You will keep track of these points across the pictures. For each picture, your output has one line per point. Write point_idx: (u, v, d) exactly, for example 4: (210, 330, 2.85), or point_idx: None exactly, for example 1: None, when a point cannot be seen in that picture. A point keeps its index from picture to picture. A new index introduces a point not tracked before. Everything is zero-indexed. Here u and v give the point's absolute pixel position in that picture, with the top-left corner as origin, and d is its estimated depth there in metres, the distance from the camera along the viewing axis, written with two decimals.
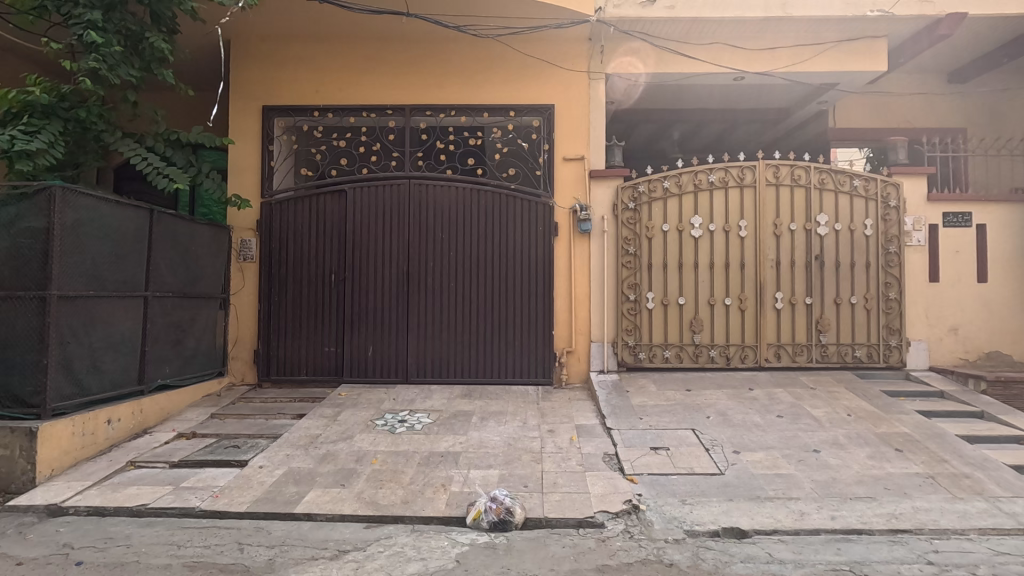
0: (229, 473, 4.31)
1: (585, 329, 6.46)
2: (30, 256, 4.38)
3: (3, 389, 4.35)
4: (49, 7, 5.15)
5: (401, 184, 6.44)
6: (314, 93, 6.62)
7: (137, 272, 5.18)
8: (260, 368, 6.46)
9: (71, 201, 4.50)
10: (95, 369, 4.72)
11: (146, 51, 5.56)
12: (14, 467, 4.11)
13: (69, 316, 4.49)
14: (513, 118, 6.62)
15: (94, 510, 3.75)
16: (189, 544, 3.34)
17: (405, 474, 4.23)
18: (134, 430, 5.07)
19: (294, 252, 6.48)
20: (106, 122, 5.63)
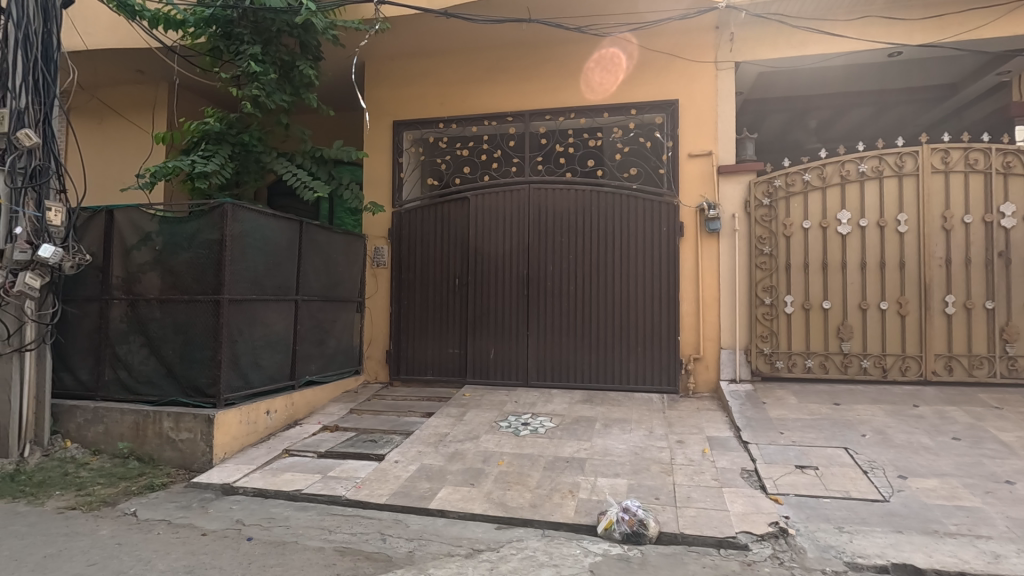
0: (368, 466, 4.60)
1: (714, 335, 6.07)
2: (207, 263, 5.02)
3: (186, 379, 5.01)
4: (221, 47, 5.91)
5: (520, 189, 6.52)
6: (439, 105, 6.93)
7: (289, 278, 5.74)
8: (390, 367, 6.85)
9: (238, 215, 5.09)
10: (256, 365, 5.29)
11: (296, 78, 6.17)
12: (196, 448, 4.73)
13: (237, 317, 5.08)
14: (634, 116, 6.44)
15: (258, 491, 4.18)
16: (338, 530, 3.59)
17: (531, 477, 4.24)
18: (287, 420, 5.61)
19: (421, 257, 6.82)
20: (263, 145, 6.33)
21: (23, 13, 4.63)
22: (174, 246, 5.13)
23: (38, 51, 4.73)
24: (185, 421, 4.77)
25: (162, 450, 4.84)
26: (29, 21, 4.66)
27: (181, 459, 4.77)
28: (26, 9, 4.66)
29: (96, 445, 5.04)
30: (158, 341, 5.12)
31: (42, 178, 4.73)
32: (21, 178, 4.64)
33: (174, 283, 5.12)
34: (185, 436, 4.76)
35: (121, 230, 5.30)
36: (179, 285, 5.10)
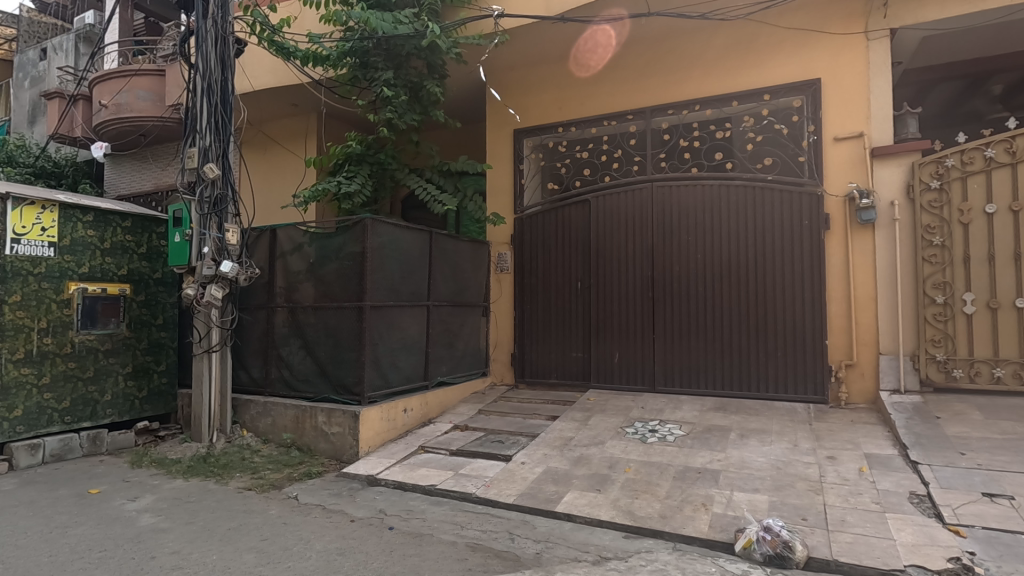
0: (497, 465, 4.74)
1: (871, 338, 5.41)
2: (351, 273, 5.53)
3: (335, 379, 5.56)
4: (359, 76, 6.48)
5: (643, 188, 6.33)
6: (557, 110, 6.99)
7: (421, 284, 6.13)
8: (516, 369, 7.01)
9: (376, 228, 5.55)
10: (394, 366, 5.73)
11: (425, 97, 6.60)
12: (345, 441, 5.22)
13: (377, 322, 5.53)
14: (768, 101, 5.97)
15: (398, 484, 4.51)
16: (469, 526, 3.75)
17: (661, 486, 4.07)
18: (422, 418, 5.98)
19: (544, 261, 6.90)
20: (397, 162, 6.85)
21: (206, 65, 5.46)
22: (324, 258, 5.73)
23: (218, 96, 5.55)
24: (336, 416, 5.30)
25: (317, 441, 5.41)
26: (210, 71, 5.49)
27: (333, 451, 5.29)
28: (209, 62, 5.50)
29: (266, 434, 5.77)
30: (312, 343, 5.74)
31: (222, 205, 5.54)
32: (207, 205, 5.49)
33: (324, 292, 5.71)
34: (336, 429, 5.28)
35: (282, 246, 6.04)
36: (328, 294, 5.68)
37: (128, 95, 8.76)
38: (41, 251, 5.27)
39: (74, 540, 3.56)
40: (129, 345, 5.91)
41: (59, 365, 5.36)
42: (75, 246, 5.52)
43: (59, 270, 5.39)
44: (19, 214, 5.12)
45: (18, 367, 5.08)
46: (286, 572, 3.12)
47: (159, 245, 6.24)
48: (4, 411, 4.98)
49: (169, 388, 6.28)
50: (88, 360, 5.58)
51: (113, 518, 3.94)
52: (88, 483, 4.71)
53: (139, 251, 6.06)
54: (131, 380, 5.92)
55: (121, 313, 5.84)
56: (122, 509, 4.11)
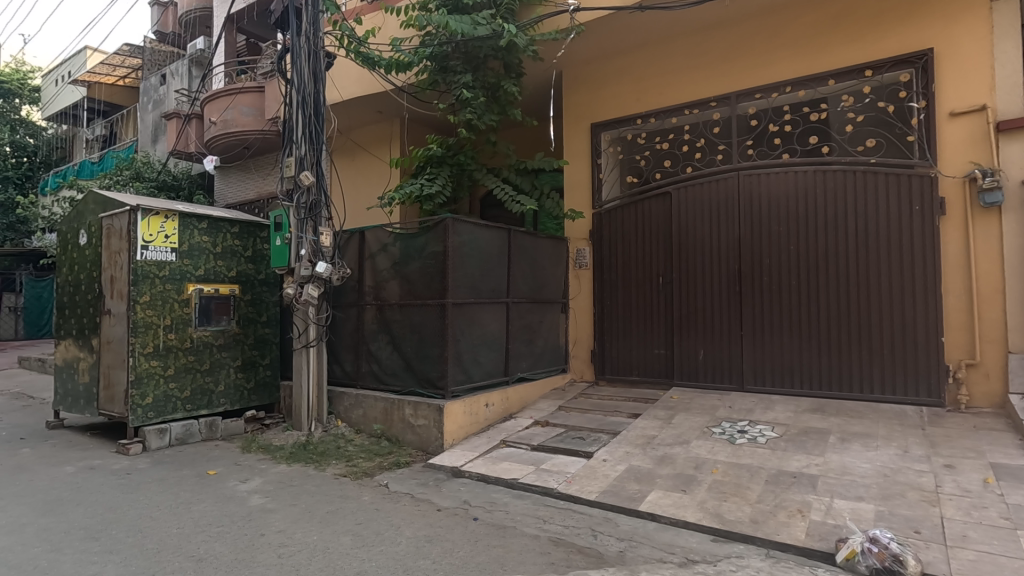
0: (578, 462, 4.74)
1: (997, 335, 4.85)
2: (434, 272, 5.72)
3: (420, 373, 5.78)
4: (438, 79, 6.68)
5: (729, 178, 6.05)
6: (636, 102, 6.84)
7: (501, 282, 6.24)
8: (596, 366, 6.94)
9: (457, 227, 5.72)
10: (476, 361, 5.88)
11: (503, 97, 6.70)
12: (431, 434, 5.42)
13: (459, 318, 5.70)
14: (869, 78, 5.50)
15: (481, 476, 4.63)
16: (552, 521, 3.77)
17: (752, 490, 3.89)
18: (504, 413, 6.09)
19: (624, 256, 6.77)
20: (476, 162, 6.99)
21: (301, 80, 5.86)
22: (408, 257, 5.97)
23: (311, 108, 5.93)
24: (422, 409, 5.51)
25: (405, 433, 5.65)
26: (304, 85, 5.88)
27: (419, 443, 5.51)
28: (303, 76, 5.90)
29: (358, 425, 6.11)
30: (399, 339, 6.01)
31: (317, 210, 5.93)
32: (303, 211, 5.90)
33: (409, 290, 5.96)
34: (422, 422, 5.49)
35: (370, 246, 6.36)
36: (413, 292, 5.92)
37: (233, 112, 9.58)
38: (165, 256, 5.90)
39: (197, 515, 3.97)
40: (238, 340, 6.47)
41: (181, 358, 5.97)
42: (192, 251, 6.12)
43: (179, 273, 6.01)
44: (147, 223, 5.76)
45: (148, 360, 5.72)
46: (379, 555, 3.31)
47: (263, 249, 6.77)
48: (138, 398, 5.64)
49: (273, 379, 6.81)
50: (205, 354, 6.18)
51: (228, 497, 4.36)
52: (207, 464, 5.22)
53: (246, 254, 6.61)
54: (240, 372, 6.48)
55: (232, 311, 6.41)
56: (235, 489, 4.53)
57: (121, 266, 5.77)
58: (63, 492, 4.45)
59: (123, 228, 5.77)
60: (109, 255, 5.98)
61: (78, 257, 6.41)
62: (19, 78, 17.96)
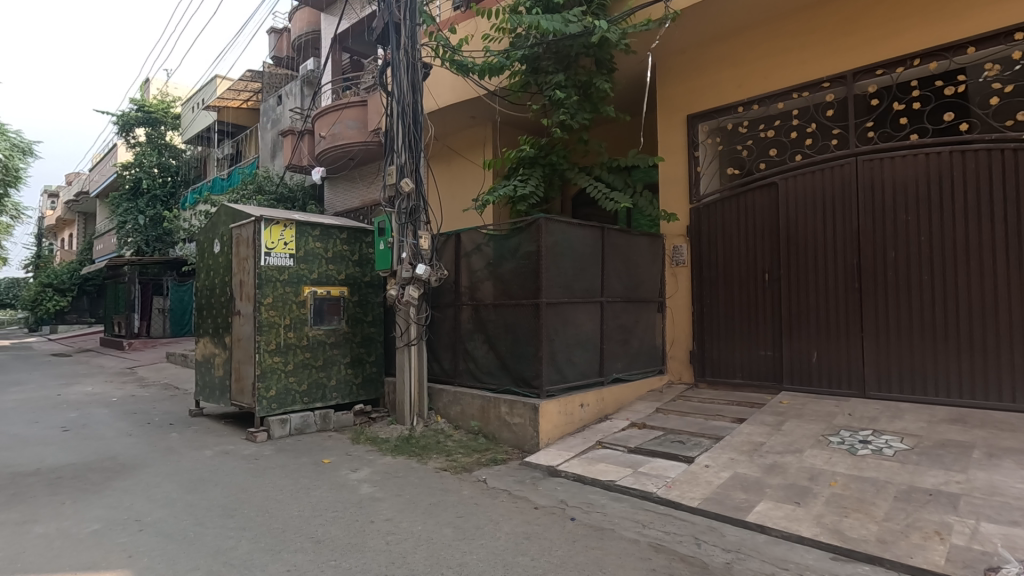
0: (679, 467, 4.57)
1: None
2: (527, 272, 5.78)
3: (516, 372, 5.86)
4: (530, 81, 6.73)
5: (845, 165, 5.56)
6: (736, 89, 6.48)
7: (594, 281, 6.19)
8: (696, 367, 6.66)
9: (550, 227, 5.74)
10: (570, 361, 5.86)
11: (595, 94, 6.63)
12: (526, 432, 5.47)
13: (553, 319, 5.72)
14: (1019, 41, 4.82)
15: (577, 477, 4.61)
16: (652, 526, 3.67)
17: (878, 506, 3.53)
18: (599, 414, 6.01)
19: (725, 252, 6.43)
20: (567, 162, 6.97)
21: (400, 91, 6.17)
22: (502, 258, 6.08)
23: (410, 118, 6.22)
24: (517, 408, 5.58)
25: (501, 430, 5.75)
26: (404, 95, 6.18)
27: (515, 441, 5.58)
28: (402, 87, 6.20)
29: (456, 421, 6.31)
30: (494, 338, 6.14)
31: (416, 215, 6.22)
32: (404, 215, 6.22)
33: (504, 290, 6.06)
34: (518, 420, 5.56)
35: (466, 248, 6.55)
36: (507, 292, 6.02)
37: (340, 126, 10.29)
38: (284, 261, 6.45)
39: (315, 500, 4.31)
40: (348, 338, 6.94)
41: (299, 355, 6.51)
42: (308, 256, 6.65)
43: (297, 276, 6.55)
44: (269, 232, 6.34)
45: (271, 356, 6.29)
46: (479, 548, 3.40)
47: (368, 253, 7.22)
48: (264, 390, 6.22)
49: (378, 375, 7.23)
50: (319, 351, 6.69)
51: (341, 485, 4.69)
52: (322, 453, 5.66)
53: (353, 258, 7.08)
54: (350, 368, 6.94)
55: (342, 311, 6.90)
56: (347, 478, 4.86)
57: (248, 271, 6.39)
58: (204, 473, 5.01)
59: (250, 236, 6.39)
60: (238, 262, 6.65)
61: (213, 263, 7.19)
62: (163, 108, 20.48)
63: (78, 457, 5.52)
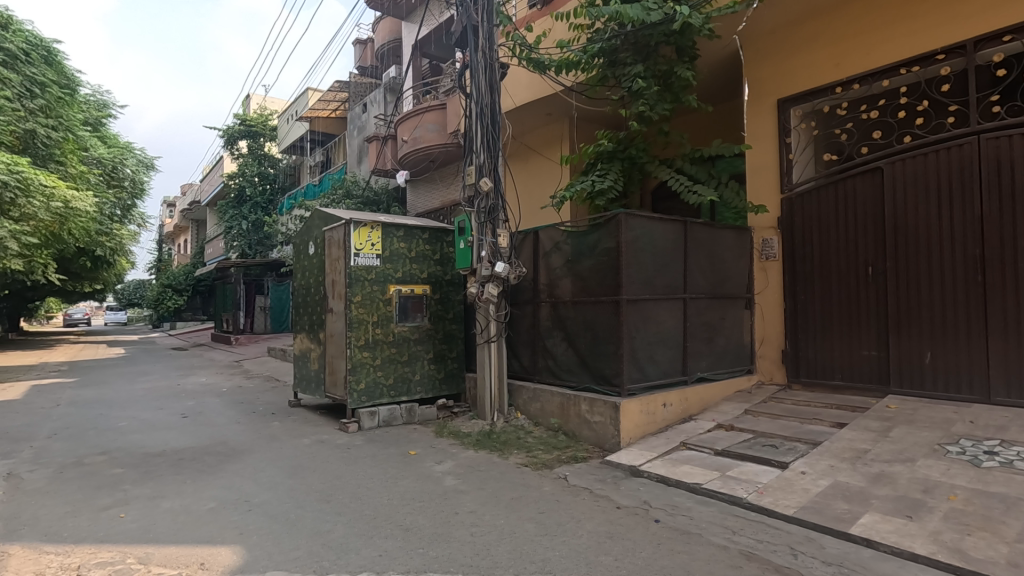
0: (771, 472, 4.32)
1: None
2: (607, 268, 5.70)
3: (595, 369, 5.80)
4: (608, 74, 6.62)
5: (964, 145, 5.01)
6: (834, 68, 6.00)
7: (677, 277, 5.99)
8: (789, 368, 6.26)
9: (630, 222, 5.62)
10: (652, 360, 5.72)
11: (676, 83, 6.41)
12: (607, 430, 5.40)
13: (634, 316, 5.60)
14: None
15: (661, 479, 4.49)
16: (742, 533, 3.50)
17: (1007, 526, 3.16)
18: (683, 414, 5.82)
19: (821, 244, 6.00)
20: (647, 155, 6.79)
21: (479, 92, 6.28)
22: (581, 254, 6.04)
23: (488, 118, 6.32)
24: (598, 406, 5.51)
25: (581, 428, 5.70)
26: (482, 96, 6.29)
27: (595, 439, 5.52)
28: (481, 88, 6.30)
29: (535, 417, 6.34)
30: (574, 336, 6.11)
31: (495, 213, 6.32)
32: (484, 214, 6.33)
33: (583, 287, 6.01)
34: (598, 418, 5.49)
35: (544, 245, 6.57)
36: (586, 289, 5.97)
37: (421, 129, 10.64)
38: (372, 261, 6.78)
39: (403, 490, 4.50)
40: (431, 335, 7.18)
41: (385, 350, 6.82)
42: (393, 256, 6.95)
43: (383, 275, 6.86)
44: (358, 234, 6.68)
45: (361, 351, 6.63)
46: (562, 545, 3.40)
47: (449, 252, 7.42)
48: (354, 383, 6.58)
49: (459, 371, 7.42)
50: (404, 347, 6.96)
51: (427, 476, 4.86)
52: (408, 445, 5.89)
53: (435, 257, 7.30)
54: (433, 364, 7.17)
55: (425, 309, 7.15)
56: (432, 470, 5.03)
57: (340, 271, 6.78)
58: (303, 459, 5.38)
59: (340, 238, 6.77)
60: (330, 262, 7.07)
61: (308, 264, 7.67)
62: (262, 121, 22.09)
63: (196, 441, 6.11)
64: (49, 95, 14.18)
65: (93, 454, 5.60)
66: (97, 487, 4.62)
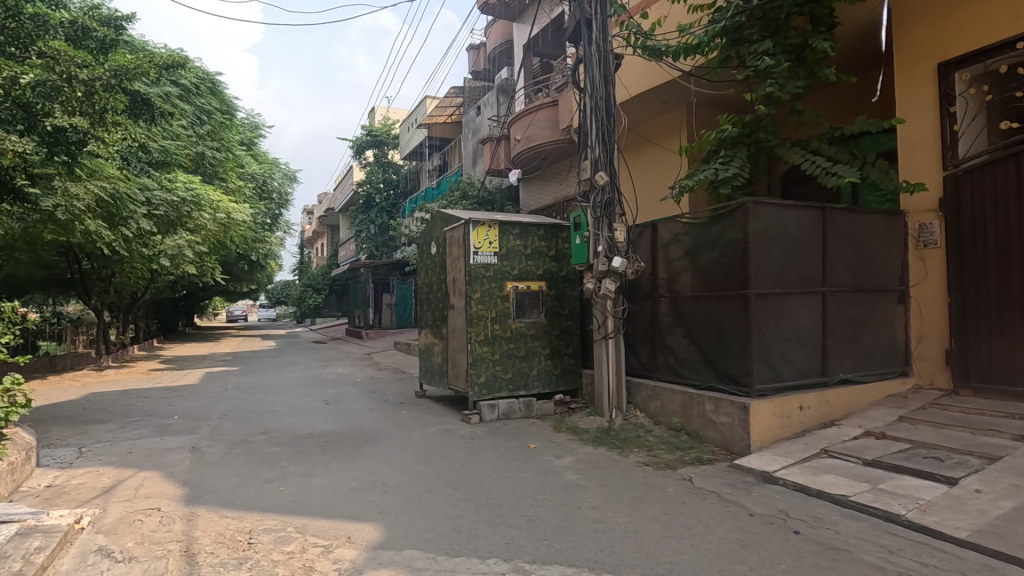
0: (935, 488, 3.80)
1: None
2: (733, 261, 5.37)
3: (721, 368, 5.49)
4: (731, 54, 6.23)
5: None
6: (1015, 20, 5.13)
7: (815, 269, 5.50)
8: (955, 371, 5.45)
9: (759, 211, 5.23)
10: (786, 359, 5.30)
11: (810, 57, 5.85)
12: (735, 433, 5.09)
13: (764, 311, 5.23)
14: None
15: (800, 487, 4.15)
16: (902, 553, 3.13)
17: None
18: (823, 419, 5.33)
19: (997, 227, 5.11)
20: (777, 137, 6.27)
21: (593, 86, 6.20)
22: (703, 247, 5.76)
23: (603, 111, 6.23)
24: (724, 406, 5.21)
25: (706, 429, 5.43)
26: (596, 89, 6.21)
27: (722, 441, 5.22)
28: (594, 81, 6.22)
29: (656, 416, 6.15)
30: (696, 332, 5.83)
31: (611, 207, 6.23)
32: (600, 209, 6.25)
33: (706, 281, 5.72)
34: (725, 419, 5.20)
35: (662, 238, 6.35)
36: (709, 283, 5.68)
37: (533, 128, 10.76)
38: (490, 259, 7.00)
39: (525, 482, 4.60)
40: (547, 331, 7.25)
41: (504, 345, 7.00)
42: (509, 253, 7.11)
43: (501, 272, 7.05)
44: (477, 233, 6.92)
45: (481, 346, 6.89)
46: (691, 549, 3.27)
47: (564, 248, 7.44)
48: (475, 376, 6.84)
49: (576, 367, 7.41)
50: (522, 342, 7.11)
51: (547, 469, 4.93)
52: (527, 438, 6.02)
53: (550, 254, 7.36)
54: (550, 359, 7.23)
55: (541, 305, 7.24)
56: (552, 464, 5.09)
57: (460, 269, 7.08)
58: (431, 447, 5.71)
59: (461, 237, 7.06)
60: (451, 261, 7.41)
61: (430, 263, 8.09)
62: (385, 130, 23.72)
63: (337, 426, 6.73)
64: (214, 121, 16.37)
65: (256, 433, 6.39)
66: (260, 462, 5.26)
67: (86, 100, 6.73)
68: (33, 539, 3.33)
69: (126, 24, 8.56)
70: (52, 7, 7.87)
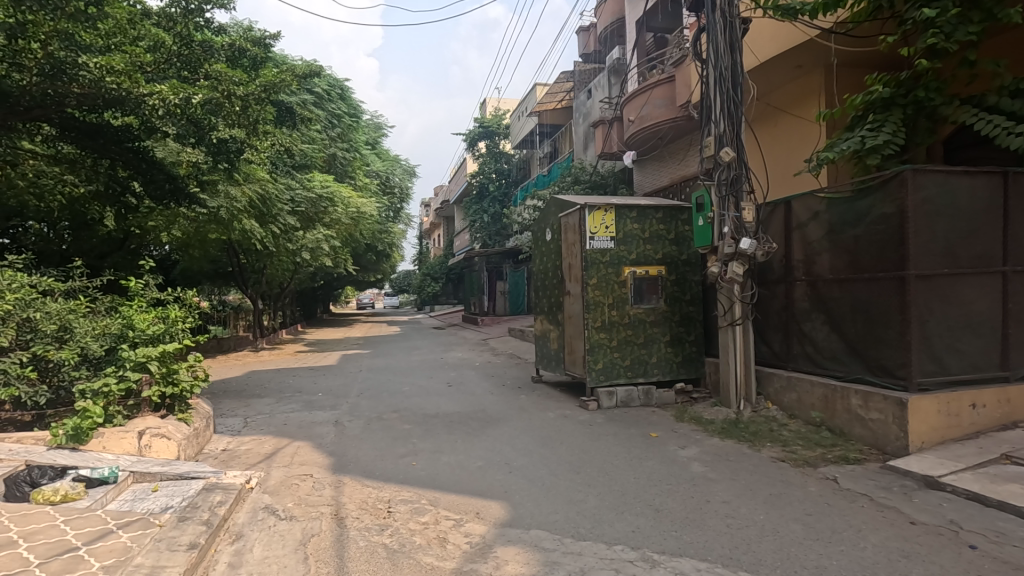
0: None
1: None
2: (886, 239, 4.76)
3: (871, 358, 4.93)
4: (884, 4, 5.47)
5: None
6: None
7: (993, 246, 4.72)
8: None
9: (920, 180, 4.58)
10: (954, 349, 4.63)
11: None
12: (889, 431, 4.54)
13: (927, 295, 4.59)
14: None
15: (974, 496, 3.61)
16: None
17: None
18: (1003, 419, 4.59)
19: None
20: (942, 95, 5.43)
21: (717, 55, 5.79)
22: (848, 223, 5.17)
23: (728, 81, 5.80)
24: (875, 401, 4.67)
25: (853, 426, 4.91)
26: (720, 58, 5.79)
27: (872, 439, 4.69)
28: (719, 50, 5.80)
29: (792, 409, 5.67)
30: (840, 319, 5.28)
31: (738, 185, 5.82)
32: (725, 187, 5.87)
33: (851, 262, 5.15)
34: (876, 415, 4.66)
35: (798, 216, 5.81)
36: (855, 263, 5.11)
37: (648, 107, 10.33)
38: (606, 244, 6.87)
39: (648, 470, 4.49)
40: (667, 317, 6.99)
41: (622, 331, 6.87)
42: (626, 238, 6.93)
43: (618, 257, 6.90)
44: (593, 217, 6.82)
45: (598, 332, 6.81)
46: (841, 554, 2.99)
47: (685, 231, 7.10)
48: (592, 363, 6.79)
49: (699, 355, 7.07)
50: (640, 328, 6.92)
51: (671, 460, 4.76)
52: (648, 427, 5.86)
53: (670, 237, 7.06)
54: (670, 347, 6.97)
55: (660, 290, 6.99)
56: (676, 454, 4.91)
57: (576, 254, 7.03)
58: (551, 431, 5.78)
59: (576, 223, 7.01)
60: (567, 247, 7.38)
61: (545, 250, 8.12)
62: (496, 121, 24.22)
63: (461, 407, 7.05)
64: (343, 124, 17.74)
65: (388, 412, 6.88)
66: (394, 438, 5.66)
67: (243, 113, 7.51)
68: (216, 494, 3.87)
69: (272, 41, 9.45)
70: (214, 33, 8.88)
